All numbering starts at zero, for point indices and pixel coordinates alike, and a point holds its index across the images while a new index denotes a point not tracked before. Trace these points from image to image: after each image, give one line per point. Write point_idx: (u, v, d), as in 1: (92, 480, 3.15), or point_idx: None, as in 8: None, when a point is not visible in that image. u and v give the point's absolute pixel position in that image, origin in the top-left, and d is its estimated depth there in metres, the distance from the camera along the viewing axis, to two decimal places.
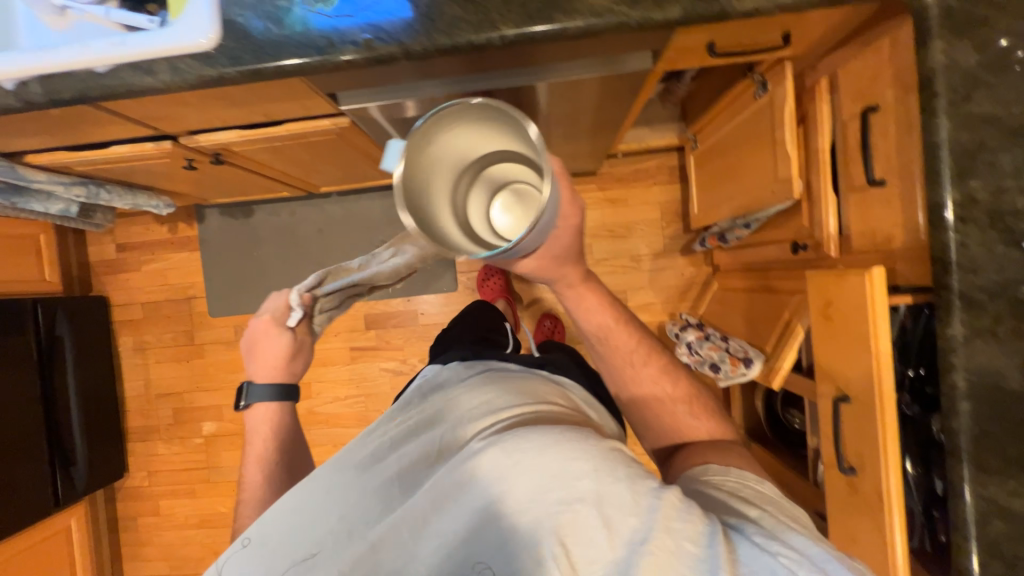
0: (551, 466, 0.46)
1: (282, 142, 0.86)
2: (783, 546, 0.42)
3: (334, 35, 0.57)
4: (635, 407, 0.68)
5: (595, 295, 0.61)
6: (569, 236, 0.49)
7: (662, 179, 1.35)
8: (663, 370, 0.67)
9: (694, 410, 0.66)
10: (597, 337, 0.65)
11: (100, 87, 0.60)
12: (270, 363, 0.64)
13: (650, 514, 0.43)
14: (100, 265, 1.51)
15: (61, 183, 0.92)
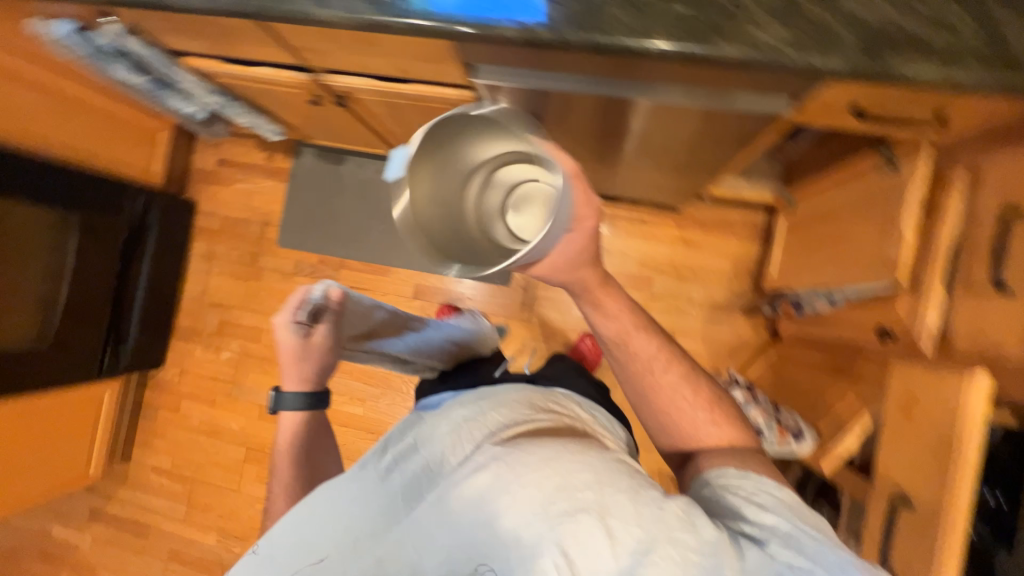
0: (556, 472, 0.50)
1: (404, 100, 0.91)
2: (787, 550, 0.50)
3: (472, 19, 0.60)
4: (653, 411, 0.71)
5: (613, 298, 0.67)
6: (583, 238, 0.56)
7: (744, 234, 1.31)
8: (683, 377, 0.70)
9: (714, 418, 0.68)
10: (616, 341, 0.70)
11: (277, 8, 0.65)
12: (289, 369, 0.81)
13: (654, 526, 0.49)
14: (197, 173, 1.63)
15: (203, 88, 1.00)
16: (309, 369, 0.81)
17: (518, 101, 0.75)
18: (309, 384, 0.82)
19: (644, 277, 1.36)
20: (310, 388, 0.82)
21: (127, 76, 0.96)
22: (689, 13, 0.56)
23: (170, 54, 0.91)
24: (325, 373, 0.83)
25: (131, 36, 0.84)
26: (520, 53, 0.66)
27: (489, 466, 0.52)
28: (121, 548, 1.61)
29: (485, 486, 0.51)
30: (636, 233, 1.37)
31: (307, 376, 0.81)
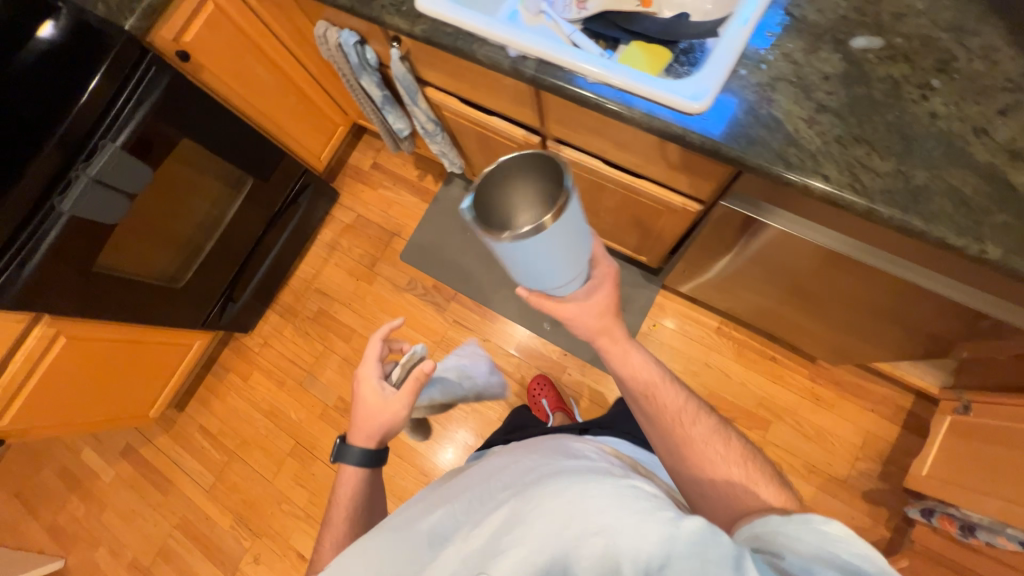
0: (572, 498, 0.50)
1: (619, 187, 0.92)
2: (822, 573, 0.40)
3: (724, 140, 0.61)
4: (687, 472, 0.62)
5: (634, 349, 0.68)
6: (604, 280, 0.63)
7: (882, 412, 1.22)
8: (714, 431, 0.64)
9: (755, 475, 0.58)
10: (642, 394, 0.68)
11: (577, 90, 0.68)
12: (356, 423, 0.79)
13: (666, 546, 0.43)
14: (350, 168, 1.71)
15: (426, 117, 1.04)
16: (378, 426, 0.77)
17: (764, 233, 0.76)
18: (371, 443, 0.77)
19: (759, 416, 1.27)
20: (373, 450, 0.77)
21: (370, 88, 1.01)
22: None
23: (419, 82, 0.96)
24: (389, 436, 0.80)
25: (400, 60, 0.89)
26: (758, 184, 0.68)
27: (517, 503, 0.54)
28: (139, 495, 1.57)
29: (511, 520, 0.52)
30: (763, 370, 1.30)
31: (372, 432, 0.77)
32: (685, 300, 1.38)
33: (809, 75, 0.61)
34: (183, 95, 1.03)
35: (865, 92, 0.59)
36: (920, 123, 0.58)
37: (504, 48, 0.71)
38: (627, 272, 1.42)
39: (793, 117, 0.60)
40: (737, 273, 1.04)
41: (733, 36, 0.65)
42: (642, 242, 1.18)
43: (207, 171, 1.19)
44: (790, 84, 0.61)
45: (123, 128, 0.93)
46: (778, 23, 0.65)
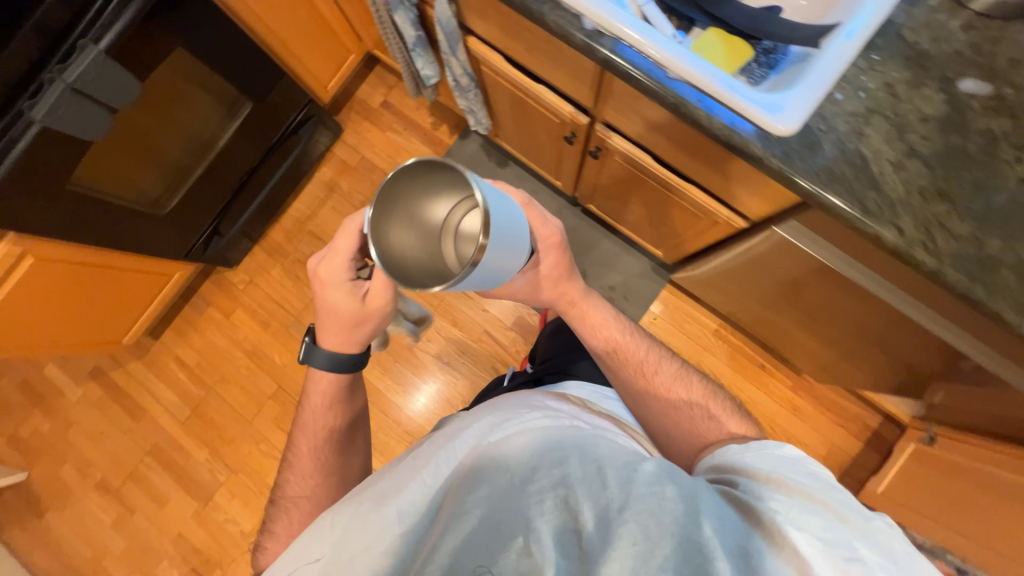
0: (532, 451, 0.54)
1: (661, 186, 0.87)
2: (770, 496, 0.53)
3: (804, 171, 0.57)
4: (657, 415, 0.75)
5: (596, 312, 0.79)
6: (553, 249, 0.71)
7: (851, 428, 1.29)
8: (674, 378, 0.77)
9: (712, 407, 0.73)
10: (607, 353, 0.79)
11: (655, 84, 0.60)
12: (330, 327, 0.72)
13: (625, 488, 0.49)
14: (357, 102, 1.55)
15: (461, 69, 0.93)
16: (360, 334, 0.72)
17: (804, 264, 0.74)
18: (354, 345, 0.74)
19: None
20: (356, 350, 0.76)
21: (404, 26, 0.88)
22: None
23: (462, 30, 0.84)
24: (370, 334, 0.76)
25: (448, 2, 0.77)
26: (817, 217, 0.65)
27: (472, 464, 0.55)
28: (108, 419, 1.53)
29: (468, 480, 0.53)
30: (749, 376, 1.34)
31: (354, 340, 0.73)
32: (688, 298, 1.38)
33: (907, 113, 0.57)
34: None
35: (960, 143, 0.56)
36: (1006, 187, 0.55)
37: (579, 18, 0.62)
38: (637, 261, 1.39)
39: (881, 159, 0.56)
40: (754, 288, 1.03)
41: (835, 52, 0.58)
42: (663, 238, 1.14)
43: (201, 88, 1.05)
44: (885, 119, 0.57)
45: (109, 28, 0.79)
46: (883, 47, 0.59)
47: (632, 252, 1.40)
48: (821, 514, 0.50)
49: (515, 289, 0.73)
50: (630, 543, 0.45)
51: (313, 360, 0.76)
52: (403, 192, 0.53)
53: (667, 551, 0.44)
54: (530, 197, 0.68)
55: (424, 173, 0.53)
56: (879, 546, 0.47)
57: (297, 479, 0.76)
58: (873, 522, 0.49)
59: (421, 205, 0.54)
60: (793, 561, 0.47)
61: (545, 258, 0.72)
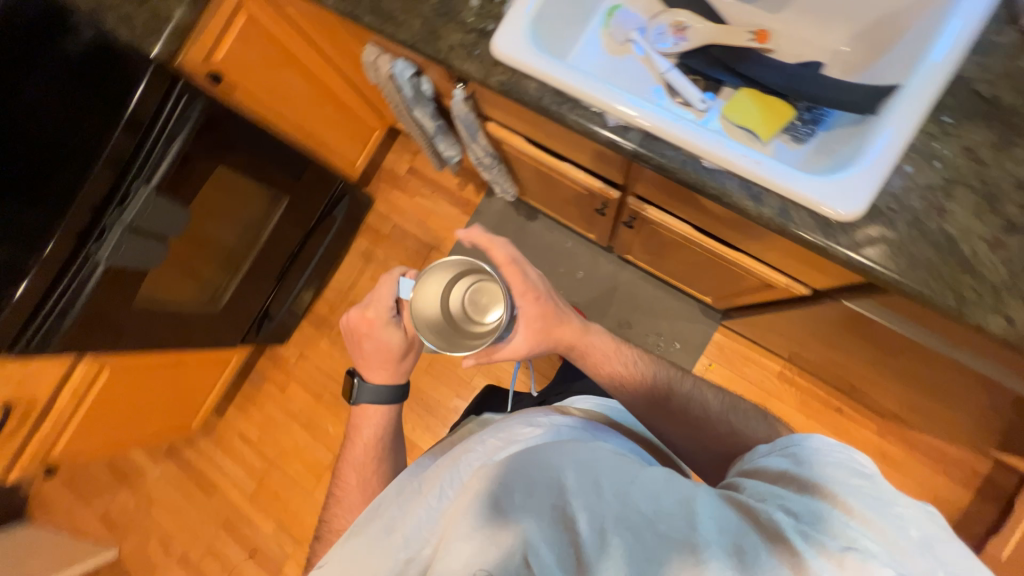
0: (527, 462, 0.50)
1: (705, 252, 0.81)
2: (779, 499, 0.46)
3: (881, 260, 0.51)
4: (680, 432, 0.70)
5: (594, 346, 0.77)
6: (534, 307, 0.76)
7: (953, 475, 1.14)
8: (687, 394, 0.73)
9: (736, 416, 0.69)
10: (613, 385, 0.76)
11: (692, 174, 0.57)
12: (375, 364, 0.78)
13: (622, 498, 0.44)
14: (385, 171, 1.60)
15: (483, 151, 0.93)
16: (394, 364, 0.79)
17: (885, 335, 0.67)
18: (399, 378, 0.80)
19: None
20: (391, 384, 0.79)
21: (422, 119, 0.90)
22: None
23: (481, 118, 0.84)
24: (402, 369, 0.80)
25: (464, 100, 0.77)
26: (900, 300, 0.59)
27: (472, 484, 0.51)
28: (184, 495, 1.62)
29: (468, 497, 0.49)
30: (825, 422, 1.22)
31: (391, 372, 0.79)
32: (744, 341, 1.29)
33: (995, 180, 0.52)
34: (219, 119, 0.93)
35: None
36: None
37: (601, 115, 0.60)
38: (682, 303, 1.32)
39: (972, 237, 0.51)
40: (824, 341, 0.94)
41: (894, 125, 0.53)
42: (710, 289, 1.07)
43: (248, 194, 1.11)
44: (969, 191, 0.52)
45: (160, 163, 0.85)
46: (954, 106, 0.55)
47: (675, 295, 1.33)
48: (839, 519, 0.43)
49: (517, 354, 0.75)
50: (625, 549, 0.41)
51: (361, 397, 0.79)
52: (433, 280, 0.70)
53: (661, 556, 0.41)
54: (511, 256, 0.75)
55: (447, 268, 0.70)
56: (898, 548, 0.41)
57: (346, 512, 0.74)
58: (899, 522, 0.43)
59: (443, 287, 0.70)
60: (789, 563, 0.40)
61: (529, 314, 0.75)
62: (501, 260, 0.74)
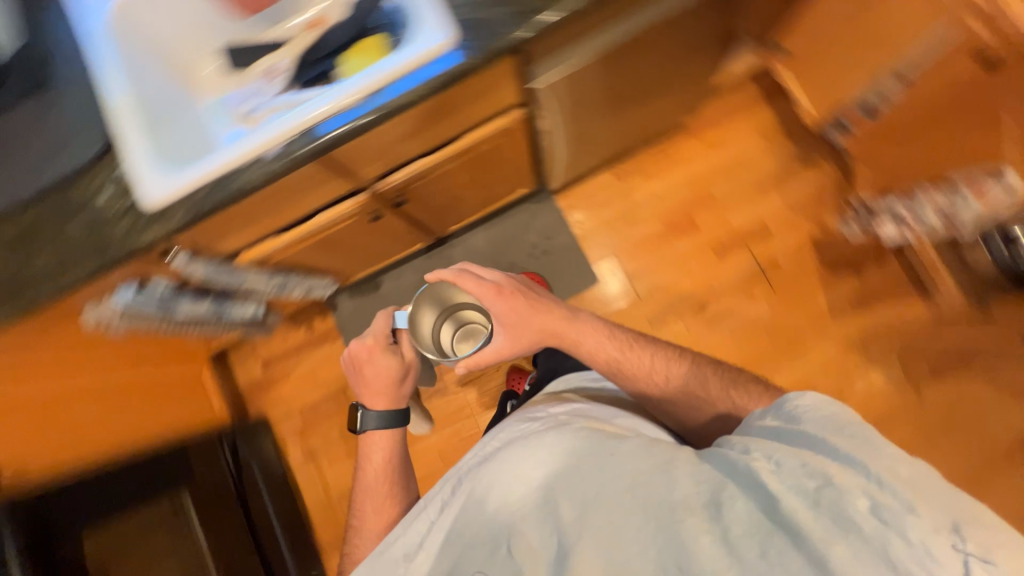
0: (510, 466, 0.62)
1: (457, 160, 0.91)
2: (759, 450, 0.52)
3: (491, 38, 0.64)
4: (681, 403, 0.77)
5: (586, 333, 0.83)
6: (507, 308, 0.84)
7: (751, 108, 1.38)
8: (685, 378, 0.78)
9: (737, 399, 0.74)
10: (612, 369, 0.81)
11: (354, 122, 0.65)
12: (378, 390, 0.86)
13: (601, 484, 0.55)
14: (249, 388, 1.50)
15: (264, 277, 0.95)
16: (395, 389, 0.86)
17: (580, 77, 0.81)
18: (401, 403, 0.87)
19: (701, 194, 1.39)
20: (392, 409, 0.86)
21: (192, 308, 0.90)
22: None
23: (227, 259, 0.86)
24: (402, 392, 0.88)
25: (193, 260, 0.79)
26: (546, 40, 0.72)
27: (467, 486, 0.64)
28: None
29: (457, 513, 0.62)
30: (670, 166, 1.41)
31: (391, 395, 0.86)
32: (577, 185, 1.44)
33: None
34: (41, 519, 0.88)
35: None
36: None
37: (259, 158, 0.66)
38: (522, 213, 1.44)
39: None
40: (592, 129, 1.09)
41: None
42: (510, 180, 1.18)
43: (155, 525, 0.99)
44: None
45: None
46: None
47: (512, 213, 1.44)
48: (813, 464, 0.49)
49: (496, 353, 0.85)
50: (603, 521, 0.52)
51: (367, 425, 0.85)
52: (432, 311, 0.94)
53: (634, 512, 0.52)
54: (459, 269, 0.85)
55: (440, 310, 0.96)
56: (884, 480, 0.46)
57: (369, 540, 0.80)
58: (890, 461, 0.48)
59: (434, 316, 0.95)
60: (770, 505, 0.48)
61: (504, 312, 0.84)
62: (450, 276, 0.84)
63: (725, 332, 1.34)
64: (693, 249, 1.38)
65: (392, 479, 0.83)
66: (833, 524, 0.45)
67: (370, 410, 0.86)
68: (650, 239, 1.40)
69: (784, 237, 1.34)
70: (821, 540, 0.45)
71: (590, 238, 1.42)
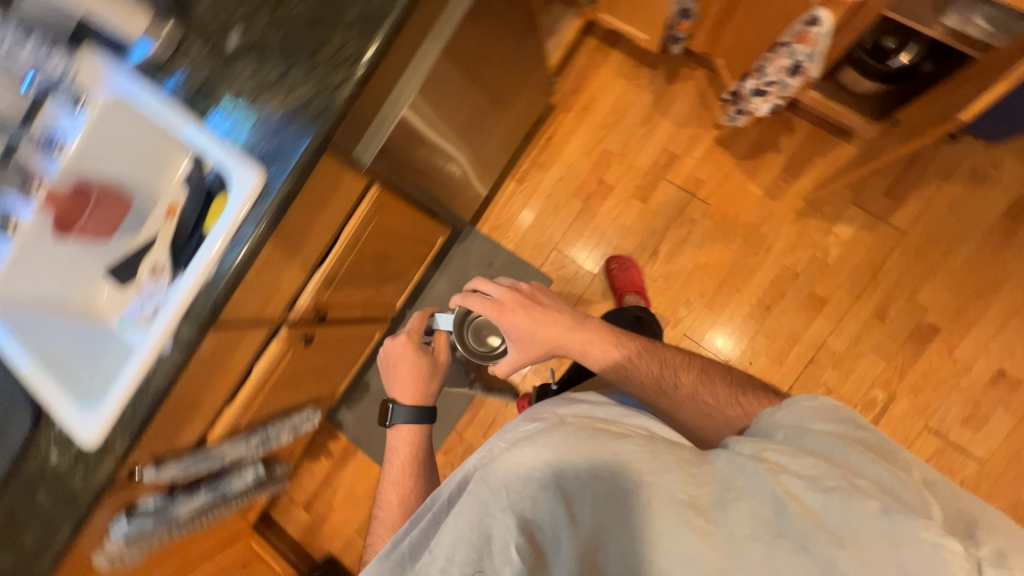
0: (523, 457, 0.54)
1: (350, 257, 0.94)
2: (770, 450, 0.52)
3: (294, 155, 0.66)
4: (690, 411, 0.76)
5: (594, 342, 0.82)
6: (520, 321, 0.84)
7: (602, 60, 1.41)
8: (695, 386, 0.78)
9: (746, 407, 0.73)
10: (620, 377, 0.80)
11: (221, 286, 0.68)
12: (410, 383, 0.94)
13: (608, 484, 0.50)
14: (302, 534, 1.52)
15: (243, 442, 0.99)
16: (424, 384, 0.94)
17: (411, 137, 0.84)
18: (428, 399, 0.94)
19: (600, 154, 1.40)
20: (420, 404, 0.92)
21: (192, 504, 0.93)
22: None
23: (196, 447, 0.90)
24: (429, 387, 0.95)
25: (162, 467, 0.82)
26: (350, 127, 0.72)
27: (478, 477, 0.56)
28: None
29: (466, 503, 0.54)
30: (560, 146, 1.43)
31: (420, 391, 0.94)
32: (490, 207, 1.46)
33: (247, 57, 0.69)
34: None
35: (263, 25, 0.69)
36: None
37: (160, 354, 0.70)
38: (456, 256, 1.46)
39: (283, 81, 0.67)
40: (462, 160, 1.12)
41: (196, 131, 0.69)
42: (421, 240, 1.21)
43: None
44: (252, 80, 0.69)
45: None
46: (201, 78, 0.71)
47: (447, 262, 1.47)
48: (825, 464, 0.49)
49: (510, 366, 0.87)
50: (622, 526, 0.48)
51: (397, 418, 0.91)
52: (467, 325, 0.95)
53: (655, 512, 0.47)
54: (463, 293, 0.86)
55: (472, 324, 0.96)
56: (898, 485, 0.47)
57: (384, 527, 0.83)
58: (904, 465, 0.50)
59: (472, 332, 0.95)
60: (786, 501, 0.46)
61: (516, 325, 0.84)
62: (461, 301, 0.86)
63: (686, 264, 1.33)
64: (619, 207, 1.38)
65: (412, 470, 0.88)
66: (838, 518, 0.44)
67: (399, 404, 0.92)
68: (576, 219, 1.40)
69: (691, 154, 1.34)
70: (827, 528, 0.44)
71: (526, 248, 1.43)
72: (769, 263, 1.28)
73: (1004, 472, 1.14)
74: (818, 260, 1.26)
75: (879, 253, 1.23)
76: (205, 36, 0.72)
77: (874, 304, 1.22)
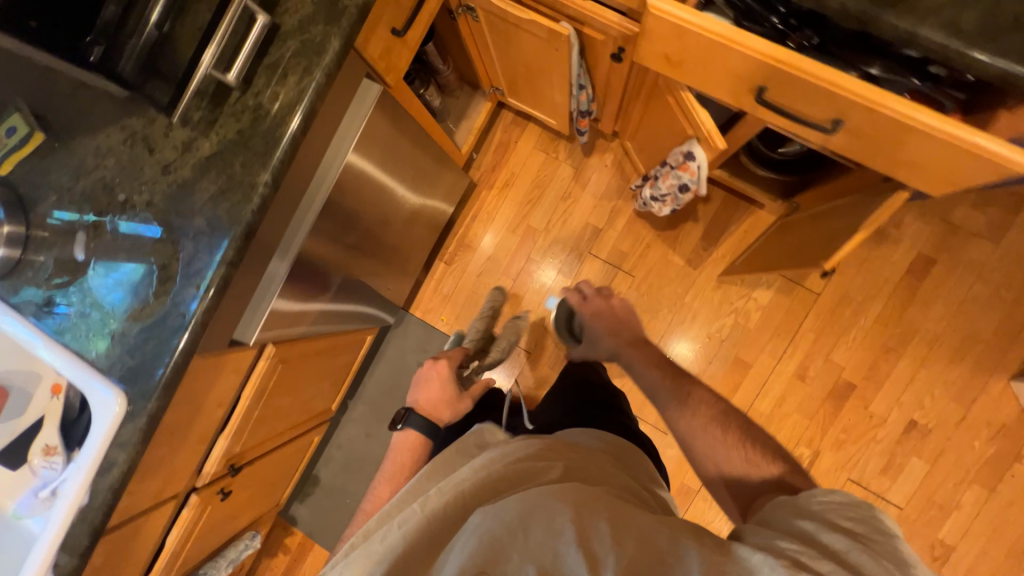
0: (549, 520, 0.47)
1: (259, 409, 0.91)
2: (794, 550, 0.45)
3: (158, 373, 0.63)
4: (705, 448, 0.69)
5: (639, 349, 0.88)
6: (602, 318, 0.97)
7: (519, 134, 1.38)
8: (718, 425, 0.70)
9: (759, 468, 0.64)
10: (647, 388, 0.80)
11: (96, 510, 0.65)
12: (436, 402, 0.96)
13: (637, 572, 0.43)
14: None
15: None
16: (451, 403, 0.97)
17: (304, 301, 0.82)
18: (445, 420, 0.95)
19: (525, 231, 1.39)
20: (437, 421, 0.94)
21: None
22: (240, 131, 0.62)
23: None
24: (448, 411, 0.96)
25: None
26: (218, 326, 0.68)
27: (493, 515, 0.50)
28: None
29: (475, 533, 0.49)
30: (485, 225, 1.41)
31: (445, 409, 0.96)
32: (421, 290, 1.44)
33: (98, 263, 0.65)
34: None
35: (110, 233, 0.65)
36: (153, 173, 0.64)
37: None
38: (391, 343, 1.45)
39: (139, 294, 0.64)
40: (378, 277, 1.09)
41: (48, 347, 0.64)
42: (346, 350, 1.19)
43: None
44: (108, 289, 0.65)
45: None
46: (51, 279, 0.66)
47: (384, 349, 1.45)
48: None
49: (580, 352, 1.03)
50: None
51: (409, 421, 0.92)
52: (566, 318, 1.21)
53: None
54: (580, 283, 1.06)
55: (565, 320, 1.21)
56: None
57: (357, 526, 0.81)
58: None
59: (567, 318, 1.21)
60: None
61: (590, 321, 0.97)
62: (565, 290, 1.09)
63: None
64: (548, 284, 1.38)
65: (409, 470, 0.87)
66: None
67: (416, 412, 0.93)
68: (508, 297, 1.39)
69: (614, 227, 1.34)
70: None
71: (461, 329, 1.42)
72: (694, 331, 1.31)
73: (919, 516, 1.21)
74: (741, 325, 1.29)
75: (796, 316, 1.27)
76: (53, 232, 0.66)
77: (795, 366, 1.27)
